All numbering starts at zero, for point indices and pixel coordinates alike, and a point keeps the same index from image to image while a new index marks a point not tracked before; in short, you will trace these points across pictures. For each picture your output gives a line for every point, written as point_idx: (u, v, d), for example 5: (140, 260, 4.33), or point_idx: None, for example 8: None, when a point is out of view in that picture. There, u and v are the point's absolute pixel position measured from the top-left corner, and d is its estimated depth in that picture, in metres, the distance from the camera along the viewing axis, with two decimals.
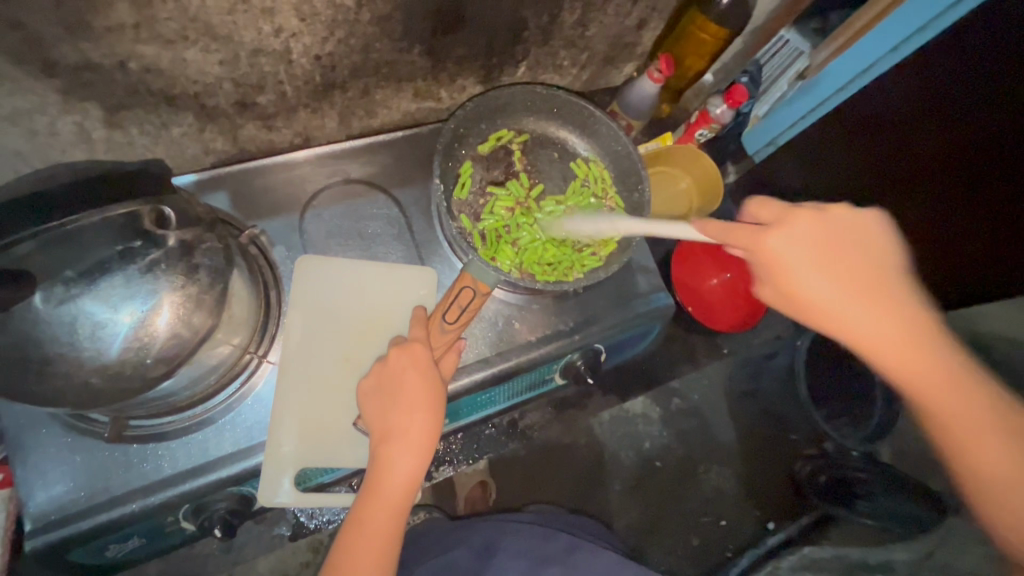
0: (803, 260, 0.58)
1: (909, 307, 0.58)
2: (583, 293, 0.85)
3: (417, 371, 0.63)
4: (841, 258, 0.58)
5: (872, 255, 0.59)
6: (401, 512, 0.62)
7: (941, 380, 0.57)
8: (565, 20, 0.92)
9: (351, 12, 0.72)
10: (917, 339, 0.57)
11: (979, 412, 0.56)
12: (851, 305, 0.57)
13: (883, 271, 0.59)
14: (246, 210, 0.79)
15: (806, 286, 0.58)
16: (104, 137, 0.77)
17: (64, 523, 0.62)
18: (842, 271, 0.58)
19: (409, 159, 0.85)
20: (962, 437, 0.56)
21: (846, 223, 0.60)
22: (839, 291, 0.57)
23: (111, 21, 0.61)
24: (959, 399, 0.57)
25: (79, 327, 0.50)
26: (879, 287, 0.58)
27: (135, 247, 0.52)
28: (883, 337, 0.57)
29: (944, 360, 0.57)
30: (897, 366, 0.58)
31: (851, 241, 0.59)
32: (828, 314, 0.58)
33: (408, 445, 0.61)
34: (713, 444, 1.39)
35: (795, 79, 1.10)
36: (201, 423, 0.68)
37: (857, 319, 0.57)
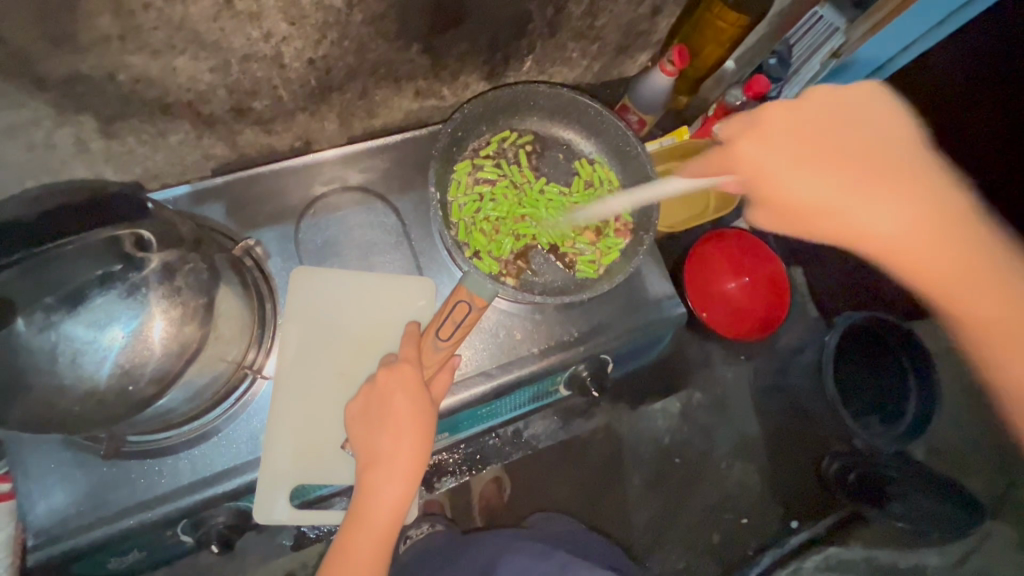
0: (782, 148, 0.63)
1: (905, 177, 0.61)
2: (590, 301, 0.81)
3: (406, 395, 0.62)
4: (823, 141, 0.62)
5: (864, 133, 0.62)
6: (389, 538, 0.61)
7: (945, 251, 0.59)
8: (572, 11, 0.87)
9: (342, 13, 0.69)
10: (921, 210, 0.60)
11: (988, 279, 0.58)
12: (844, 181, 0.60)
13: (875, 145, 0.62)
14: (241, 220, 0.77)
15: (793, 176, 0.62)
16: (102, 147, 0.76)
17: (65, 538, 0.63)
18: (830, 151, 0.62)
19: (409, 163, 0.83)
20: (971, 306, 0.59)
21: (867, 108, 0.64)
22: (818, 171, 0.61)
23: (95, 33, 0.59)
24: (963, 269, 0.59)
25: (60, 353, 0.50)
26: (876, 160, 0.61)
27: (115, 271, 0.51)
28: (880, 213, 0.60)
29: (946, 232, 0.59)
30: (896, 241, 0.60)
31: (862, 122, 0.63)
32: (818, 201, 0.61)
33: (394, 472, 0.61)
34: (736, 443, 1.33)
35: (829, 58, 1.00)
36: (197, 440, 0.67)
37: (851, 201, 0.60)
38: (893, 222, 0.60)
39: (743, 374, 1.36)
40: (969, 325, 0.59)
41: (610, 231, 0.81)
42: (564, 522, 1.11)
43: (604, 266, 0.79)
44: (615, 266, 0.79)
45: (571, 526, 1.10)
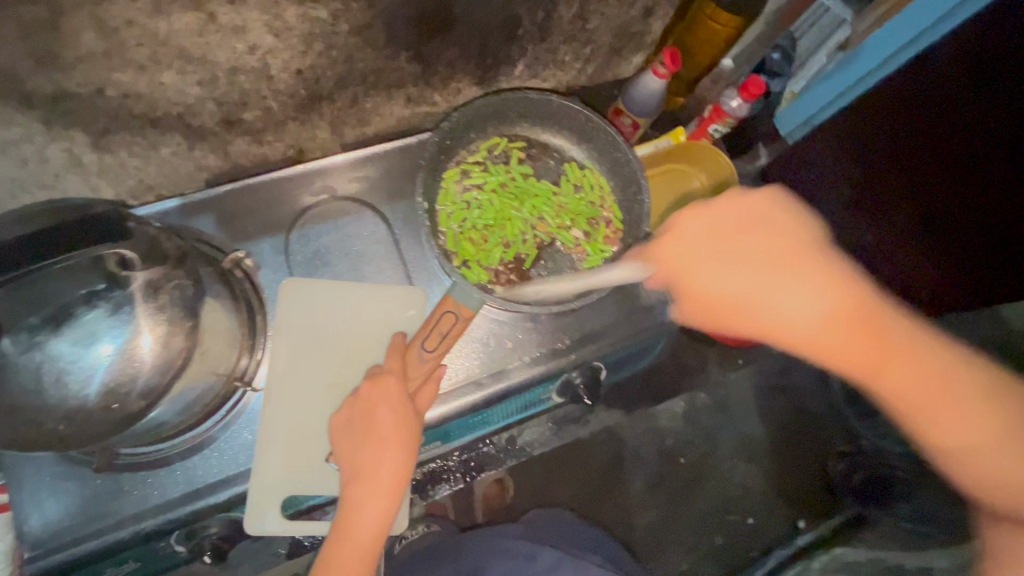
0: (705, 256, 0.56)
1: (843, 286, 0.54)
2: (581, 309, 0.81)
3: (390, 407, 0.63)
4: (749, 249, 0.56)
5: (782, 237, 0.55)
6: (372, 555, 0.61)
7: (879, 353, 0.53)
8: (562, 15, 0.86)
9: (327, 24, 0.69)
10: (841, 315, 0.53)
11: (943, 382, 0.53)
12: (772, 294, 0.54)
13: (801, 252, 0.55)
14: (232, 231, 0.78)
15: (722, 285, 0.55)
16: (95, 161, 0.76)
17: (60, 550, 0.64)
18: (753, 267, 0.55)
19: (399, 172, 0.83)
20: (921, 412, 0.53)
21: (776, 212, 0.57)
22: (744, 284, 0.55)
23: (80, 51, 0.59)
24: (919, 376, 0.53)
25: (46, 373, 0.52)
26: (812, 275, 0.54)
27: (99, 290, 0.52)
28: (817, 326, 0.53)
29: (893, 336, 0.53)
30: (854, 355, 0.53)
31: (772, 227, 0.56)
32: (753, 312, 0.54)
33: (377, 485, 0.61)
34: (741, 444, 1.32)
35: (835, 50, 1.01)
36: (188, 452, 0.68)
37: (785, 315, 0.54)
38: (837, 331, 0.53)
39: (747, 375, 1.34)
40: (927, 432, 0.54)
41: (598, 236, 0.80)
42: (566, 518, 1.10)
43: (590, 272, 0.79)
44: None
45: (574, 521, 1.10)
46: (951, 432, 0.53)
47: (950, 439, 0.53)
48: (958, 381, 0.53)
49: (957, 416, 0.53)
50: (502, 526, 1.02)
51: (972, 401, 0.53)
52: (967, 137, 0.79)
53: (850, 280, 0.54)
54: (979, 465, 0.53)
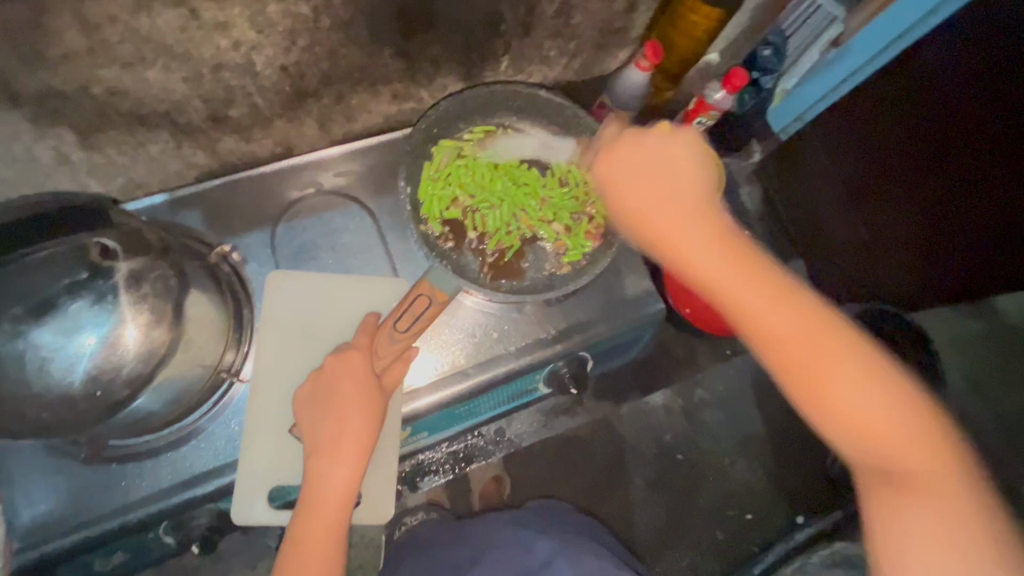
0: (630, 181, 0.62)
1: (731, 230, 0.58)
2: (567, 299, 0.82)
3: (352, 380, 0.64)
4: (666, 183, 0.60)
5: (690, 181, 0.60)
6: (339, 532, 0.61)
7: (779, 303, 0.54)
8: (545, 9, 0.87)
9: (310, 20, 0.70)
10: (737, 257, 0.56)
11: (833, 333, 0.54)
12: (676, 226, 0.58)
13: (705, 198, 0.60)
14: (220, 227, 0.79)
15: (638, 208, 0.60)
16: (83, 159, 0.77)
17: (49, 541, 0.64)
18: (663, 198, 0.60)
19: (384, 167, 0.84)
20: (808, 359, 0.53)
21: (693, 159, 0.61)
22: (660, 210, 0.59)
23: (65, 48, 0.60)
24: (809, 324, 0.54)
25: (29, 361, 0.53)
26: (708, 216, 0.59)
27: (82, 280, 0.54)
28: (711, 257, 0.56)
29: (791, 294, 0.55)
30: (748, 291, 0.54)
31: (689, 174, 0.61)
32: (660, 238, 0.58)
33: (342, 456, 0.62)
34: (736, 437, 1.32)
35: (829, 46, 0.99)
36: (176, 443, 0.68)
37: (687, 245, 0.57)
38: (724, 268, 0.56)
39: (741, 369, 1.34)
40: (811, 385, 0.53)
41: (579, 231, 0.80)
42: (562, 507, 1.11)
43: (570, 266, 0.80)
44: (583, 266, 0.79)
45: (571, 511, 1.10)
46: (832, 385, 0.53)
47: (832, 392, 0.53)
48: (846, 337, 0.54)
49: (844, 369, 0.53)
50: (501, 513, 1.02)
51: (859, 358, 0.53)
52: (966, 136, 0.79)
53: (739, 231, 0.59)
54: (856, 426, 0.53)
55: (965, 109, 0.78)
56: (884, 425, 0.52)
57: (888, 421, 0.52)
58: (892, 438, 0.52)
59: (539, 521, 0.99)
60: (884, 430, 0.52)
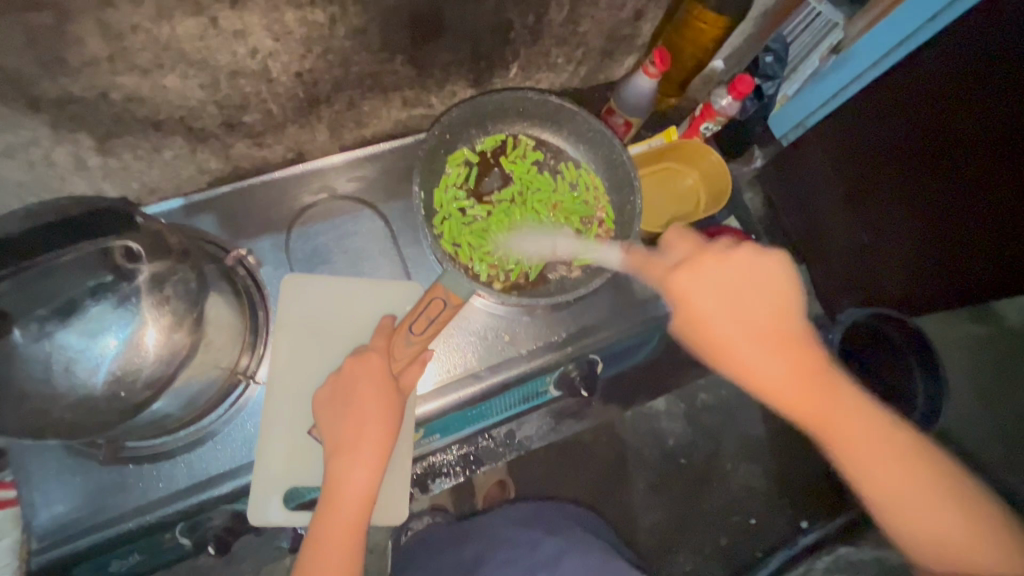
0: (710, 298, 0.61)
1: (801, 348, 0.61)
2: (577, 303, 0.82)
3: (371, 382, 0.65)
4: (744, 301, 0.61)
5: (767, 297, 0.62)
6: (359, 533, 0.61)
7: (839, 416, 0.59)
8: (554, 18, 0.88)
9: (325, 28, 0.71)
10: (802, 373, 0.59)
11: (890, 440, 0.59)
12: (745, 344, 0.60)
13: (779, 314, 0.61)
14: (234, 232, 0.80)
15: (715, 328, 0.61)
16: (100, 164, 0.78)
17: (66, 542, 0.65)
18: (733, 312, 0.61)
19: (396, 172, 0.85)
20: (874, 475, 0.57)
21: (769, 272, 0.62)
22: (732, 325, 0.60)
23: (86, 55, 0.61)
24: (871, 439, 0.58)
25: (55, 361, 0.54)
26: (781, 336, 0.61)
27: (106, 282, 0.55)
28: (782, 376, 0.59)
29: (853, 409, 0.59)
30: (814, 405, 0.59)
31: (761, 286, 0.62)
32: (728, 352, 0.60)
33: (360, 458, 0.62)
34: (741, 441, 1.33)
35: (829, 54, 1.02)
36: (193, 444, 0.69)
37: (756, 360, 0.59)
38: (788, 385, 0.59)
39: None
40: (878, 493, 0.57)
41: (590, 234, 0.82)
42: (568, 510, 1.11)
43: (581, 270, 0.80)
44: (593, 269, 0.80)
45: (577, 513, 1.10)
46: (892, 495, 0.57)
47: (893, 499, 0.57)
48: (905, 446, 0.58)
49: (907, 483, 0.57)
50: (510, 513, 1.03)
51: (917, 471, 0.58)
52: (960, 142, 0.82)
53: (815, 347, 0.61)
54: (920, 531, 0.57)
55: (957, 104, 0.81)
56: (947, 529, 0.56)
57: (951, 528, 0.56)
58: (953, 540, 0.56)
59: (546, 522, 0.99)
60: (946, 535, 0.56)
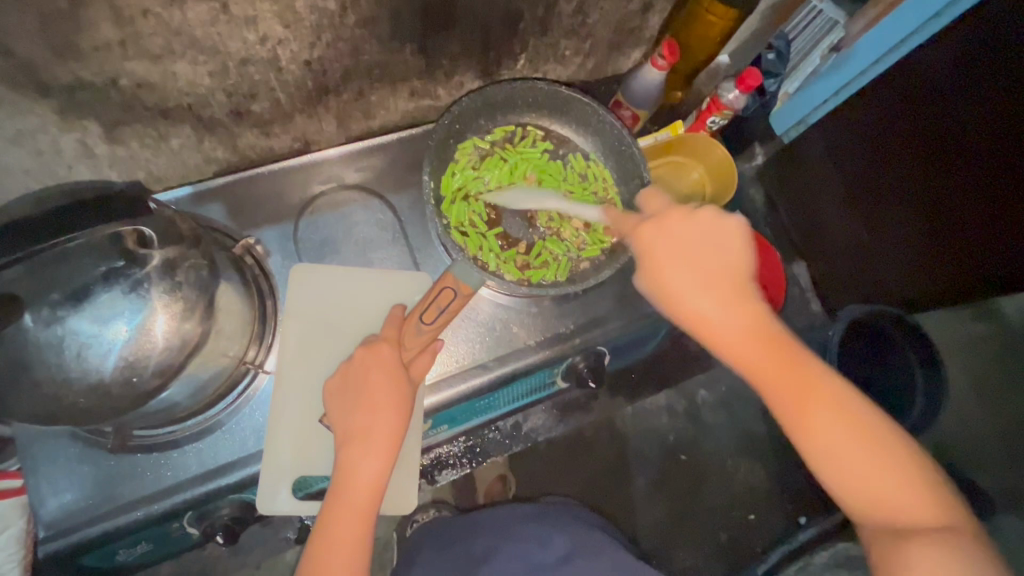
0: (669, 253, 0.60)
1: (755, 308, 0.59)
2: (585, 294, 0.83)
3: (383, 372, 0.64)
4: (700, 258, 0.60)
5: (724, 256, 0.60)
6: (371, 520, 0.61)
7: (797, 379, 0.57)
8: (563, 9, 0.88)
9: (336, 15, 0.70)
10: (761, 333, 0.58)
11: (854, 413, 0.56)
12: (708, 301, 0.58)
13: (738, 272, 0.60)
14: (242, 221, 0.80)
15: (672, 283, 0.59)
16: (106, 152, 0.77)
17: (75, 530, 0.65)
18: (698, 270, 0.59)
19: (405, 162, 0.85)
20: (825, 439, 0.56)
21: (724, 231, 0.61)
22: (697, 282, 0.59)
23: (96, 40, 0.60)
24: (827, 403, 0.56)
25: (66, 348, 0.54)
26: (739, 295, 0.59)
27: (119, 268, 0.55)
28: (738, 336, 0.57)
29: (809, 372, 0.57)
30: (769, 365, 0.57)
31: (727, 248, 0.61)
32: (689, 310, 0.59)
33: (371, 447, 0.62)
34: (742, 437, 1.33)
35: (829, 53, 1.02)
36: (202, 432, 0.69)
37: (715, 316, 0.58)
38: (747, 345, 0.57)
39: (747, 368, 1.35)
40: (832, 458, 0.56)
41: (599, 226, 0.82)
42: (571, 504, 1.11)
43: (589, 260, 0.81)
44: (602, 260, 0.80)
45: (580, 507, 1.10)
46: (846, 459, 0.55)
47: (845, 466, 0.55)
48: (860, 413, 0.56)
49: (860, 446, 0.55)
50: (517, 505, 1.03)
51: (870, 435, 0.56)
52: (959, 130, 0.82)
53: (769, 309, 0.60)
54: (873, 501, 0.55)
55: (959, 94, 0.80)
56: (892, 497, 0.55)
57: (902, 492, 0.55)
58: (901, 504, 0.54)
59: (550, 515, 0.99)
60: (897, 501, 0.54)
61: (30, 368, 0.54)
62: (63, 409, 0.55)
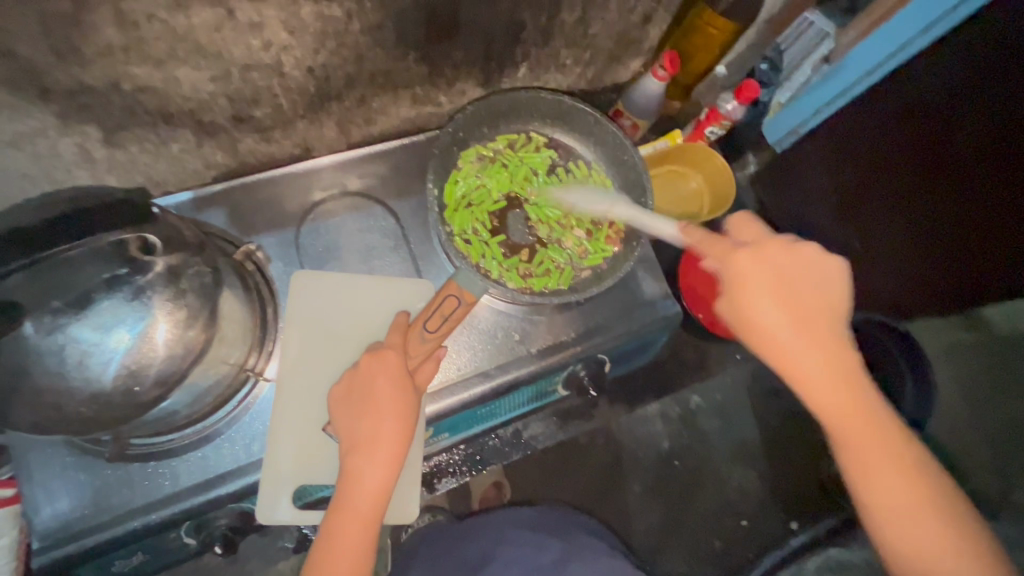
0: (760, 283, 0.60)
1: (838, 346, 0.60)
2: (586, 302, 0.83)
3: (389, 380, 0.64)
4: (798, 293, 0.60)
5: (823, 296, 0.60)
6: (374, 529, 0.61)
7: (859, 418, 0.58)
8: (565, 19, 0.88)
9: (340, 23, 0.70)
10: (835, 370, 0.59)
11: (905, 462, 0.58)
12: (786, 334, 0.59)
13: (831, 311, 0.60)
14: (243, 226, 0.79)
15: (760, 314, 0.59)
16: (105, 156, 0.76)
17: (69, 541, 0.64)
18: (786, 303, 0.59)
19: (406, 169, 0.84)
20: (874, 478, 0.58)
21: (823, 271, 0.61)
22: (781, 315, 0.59)
23: (99, 45, 0.60)
24: (887, 449, 0.58)
25: (68, 355, 0.53)
26: (828, 333, 0.60)
27: (121, 275, 0.55)
28: (820, 372, 0.59)
29: (871, 414, 0.59)
30: (843, 404, 0.58)
31: (818, 285, 0.61)
32: (767, 338, 0.59)
33: (376, 454, 0.62)
34: (736, 443, 1.34)
35: (819, 63, 1.01)
36: (202, 441, 0.68)
37: (791, 349, 0.59)
38: (821, 378, 0.59)
39: (742, 375, 1.36)
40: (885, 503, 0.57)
41: (600, 235, 0.82)
42: (567, 511, 1.10)
43: (591, 269, 0.81)
44: (604, 269, 0.81)
45: (576, 514, 1.09)
46: (894, 507, 0.57)
47: (891, 510, 0.57)
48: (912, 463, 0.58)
49: (913, 497, 0.57)
50: (514, 511, 1.03)
51: (925, 491, 0.57)
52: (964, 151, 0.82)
53: (849, 349, 0.60)
54: (911, 547, 0.57)
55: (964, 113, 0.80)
56: (930, 548, 0.56)
57: (947, 553, 0.56)
58: (941, 556, 0.56)
59: (547, 522, 0.98)
60: (938, 559, 0.56)
61: (32, 375, 0.53)
62: (66, 417, 0.55)
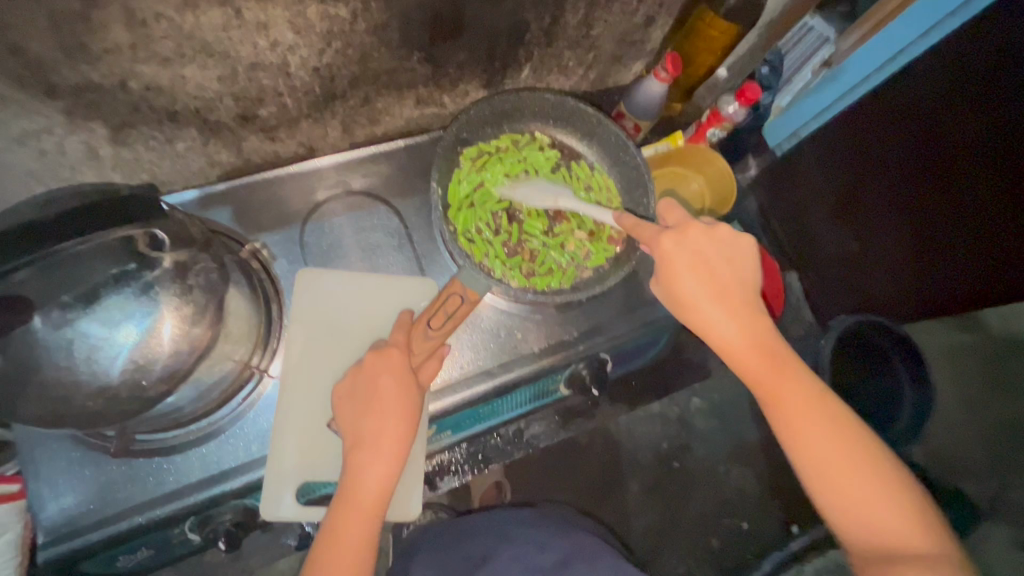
0: (686, 262, 0.60)
1: (760, 321, 0.60)
2: (589, 302, 0.83)
3: (392, 378, 0.64)
4: (717, 268, 0.60)
5: (739, 273, 0.61)
6: (378, 522, 0.61)
7: (792, 389, 0.58)
8: (569, 21, 0.89)
9: (346, 23, 0.71)
10: (760, 345, 0.59)
11: (841, 427, 0.57)
12: (713, 311, 0.59)
13: (748, 289, 0.61)
14: (248, 225, 0.80)
15: (689, 293, 0.59)
16: (111, 154, 0.77)
17: (75, 536, 0.64)
18: (712, 281, 0.60)
19: (410, 168, 0.85)
20: (815, 447, 0.57)
21: (740, 250, 0.62)
22: (706, 292, 0.59)
23: (108, 43, 0.60)
24: (823, 417, 0.57)
25: (77, 349, 0.55)
26: (745, 306, 0.60)
27: (130, 270, 0.56)
28: (747, 347, 0.59)
29: (800, 383, 0.59)
30: (772, 377, 0.58)
31: (737, 263, 0.62)
32: (698, 316, 0.60)
33: (378, 449, 0.62)
34: (736, 445, 1.34)
35: (819, 67, 1.05)
36: (206, 437, 0.69)
37: (720, 324, 0.59)
38: (746, 351, 0.59)
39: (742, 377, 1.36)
40: (824, 475, 0.56)
41: (603, 236, 0.83)
42: (568, 510, 1.10)
43: (594, 269, 0.81)
44: (606, 269, 0.81)
45: (577, 514, 1.09)
46: (837, 474, 0.56)
47: (836, 476, 0.56)
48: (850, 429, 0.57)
49: (849, 461, 0.56)
50: (515, 511, 1.03)
51: (863, 452, 0.56)
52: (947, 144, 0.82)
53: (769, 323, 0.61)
54: (857, 511, 0.55)
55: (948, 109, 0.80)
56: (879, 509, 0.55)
57: (893, 513, 0.55)
58: (887, 517, 0.55)
59: (547, 523, 0.98)
60: (885, 520, 0.55)
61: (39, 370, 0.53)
62: (73, 411, 0.55)
